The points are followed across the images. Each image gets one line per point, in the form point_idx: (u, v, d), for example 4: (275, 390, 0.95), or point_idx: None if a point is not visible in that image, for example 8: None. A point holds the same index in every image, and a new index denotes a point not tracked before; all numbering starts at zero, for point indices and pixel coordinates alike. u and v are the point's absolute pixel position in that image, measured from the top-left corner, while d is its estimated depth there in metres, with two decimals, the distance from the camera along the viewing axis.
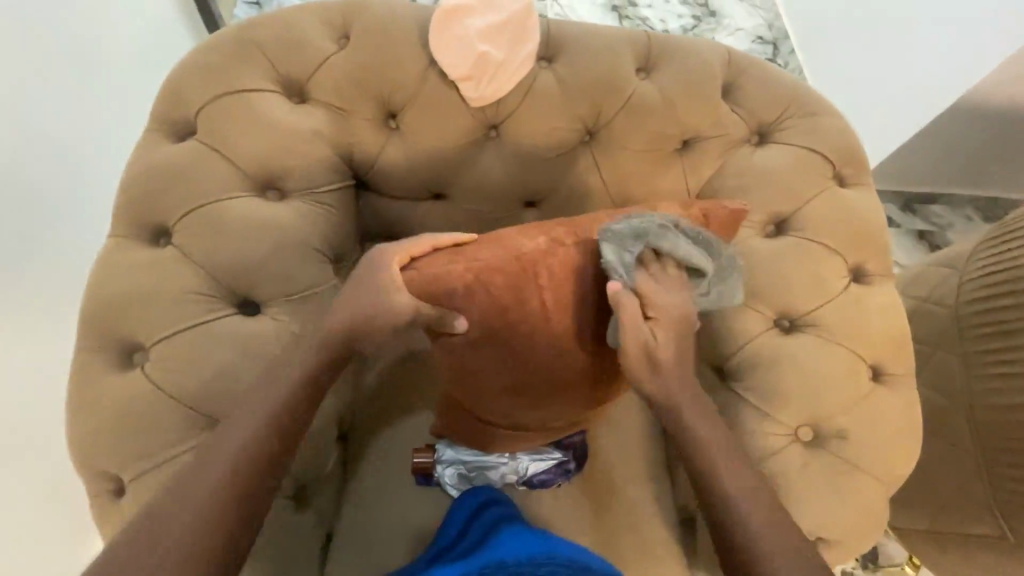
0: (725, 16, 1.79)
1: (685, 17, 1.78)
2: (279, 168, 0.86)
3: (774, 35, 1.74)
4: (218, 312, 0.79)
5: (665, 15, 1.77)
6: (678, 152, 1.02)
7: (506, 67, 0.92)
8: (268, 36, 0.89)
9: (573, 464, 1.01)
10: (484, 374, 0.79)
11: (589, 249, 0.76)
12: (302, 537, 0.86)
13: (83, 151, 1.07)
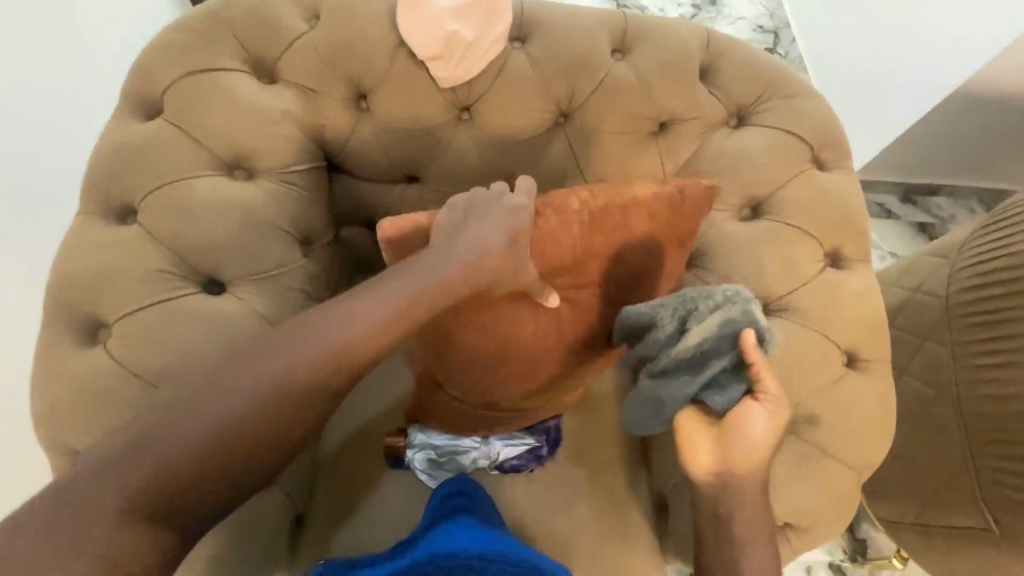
0: (725, 5, 1.85)
1: (687, 7, 1.84)
2: (246, 147, 0.86)
3: (774, 24, 1.82)
4: (183, 289, 0.79)
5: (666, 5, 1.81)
6: (654, 134, 1.00)
7: (476, 48, 0.90)
8: (237, 15, 0.88)
9: (545, 449, 1.01)
10: (455, 342, 0.81)
11: (570, 221, 0.78)
12: (268, 514, 0.87)
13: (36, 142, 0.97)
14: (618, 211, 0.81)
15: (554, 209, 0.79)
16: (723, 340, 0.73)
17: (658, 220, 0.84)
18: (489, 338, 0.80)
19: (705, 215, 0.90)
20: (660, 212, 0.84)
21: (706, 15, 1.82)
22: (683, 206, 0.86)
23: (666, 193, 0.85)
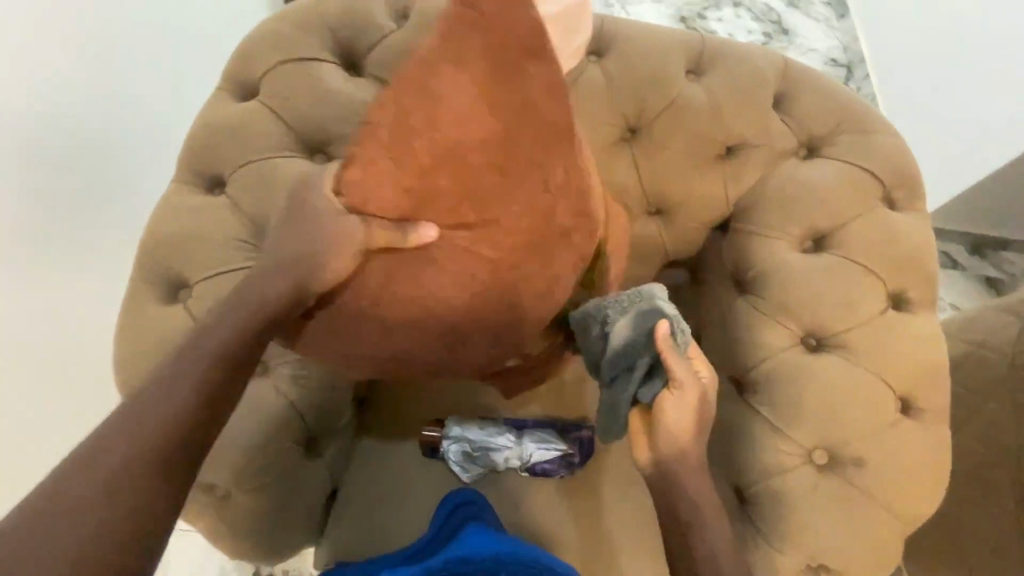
0: (797, 35, 1.80)
1: (757, 34, 1.81)
2: (326, 133, 0.90)
3: (848, 58, 1.76)
4: (235, 263, 0.83)
5: (735, 30, 1.78)
6: (720, 157, 1.00)
7: (554, 57, 0.91)
8: (333, 10, 0.94)
9: (577, 458, 1.02)
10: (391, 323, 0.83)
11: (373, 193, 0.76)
12: (308, 483, 0.91)
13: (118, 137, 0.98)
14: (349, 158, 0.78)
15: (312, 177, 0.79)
16: (641, 336, 0.75)
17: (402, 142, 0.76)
18: (424, 311, 0.82)
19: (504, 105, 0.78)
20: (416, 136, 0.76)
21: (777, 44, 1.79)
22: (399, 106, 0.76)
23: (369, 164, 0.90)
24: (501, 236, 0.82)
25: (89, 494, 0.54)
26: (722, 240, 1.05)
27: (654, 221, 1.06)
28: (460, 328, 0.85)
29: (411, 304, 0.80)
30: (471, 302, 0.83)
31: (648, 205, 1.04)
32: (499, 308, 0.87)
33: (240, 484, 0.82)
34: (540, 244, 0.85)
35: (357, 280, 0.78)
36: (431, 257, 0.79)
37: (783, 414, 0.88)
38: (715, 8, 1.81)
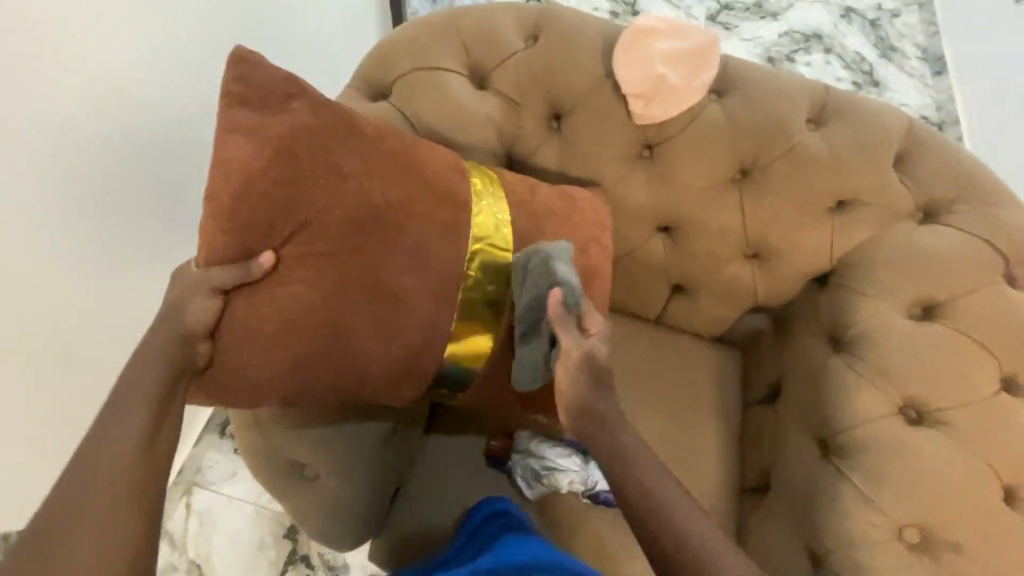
0: (888, 88, 1.86)
1: (846, 82, 1.87)
2: (451, 141, 0.94)
3: (941, 117, 1.82)
4: None
5: (823, 74, 1.87)
6: (830, 211, 0.99)
7: (679, 92, 0.93)
8: (468, 24, 0.97)
9: None
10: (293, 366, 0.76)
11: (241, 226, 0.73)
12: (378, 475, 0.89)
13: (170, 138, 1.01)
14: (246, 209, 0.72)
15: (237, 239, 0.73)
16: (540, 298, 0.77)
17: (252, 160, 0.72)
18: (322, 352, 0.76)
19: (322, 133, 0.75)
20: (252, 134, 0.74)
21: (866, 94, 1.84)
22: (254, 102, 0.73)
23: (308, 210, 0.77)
24: (339, 253, 0.75)
25: (148, 438, 0.65)
26: (820, 293, 1.03)
27: (750, 264, 1.07)
28: (354, 335, 0.77)
29: (263, 325, 0.74)
30: (334, 307, 0.75)
31: (745, 246, 1.04)
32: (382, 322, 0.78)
33: (330, 468, 0.85)
34: (374, 257, 0.76)
35: (250, 306, 0.74)
36: (276, 283, 0.74)
37: (875, 486, 0.85)
38: (806, 53, 1.90)
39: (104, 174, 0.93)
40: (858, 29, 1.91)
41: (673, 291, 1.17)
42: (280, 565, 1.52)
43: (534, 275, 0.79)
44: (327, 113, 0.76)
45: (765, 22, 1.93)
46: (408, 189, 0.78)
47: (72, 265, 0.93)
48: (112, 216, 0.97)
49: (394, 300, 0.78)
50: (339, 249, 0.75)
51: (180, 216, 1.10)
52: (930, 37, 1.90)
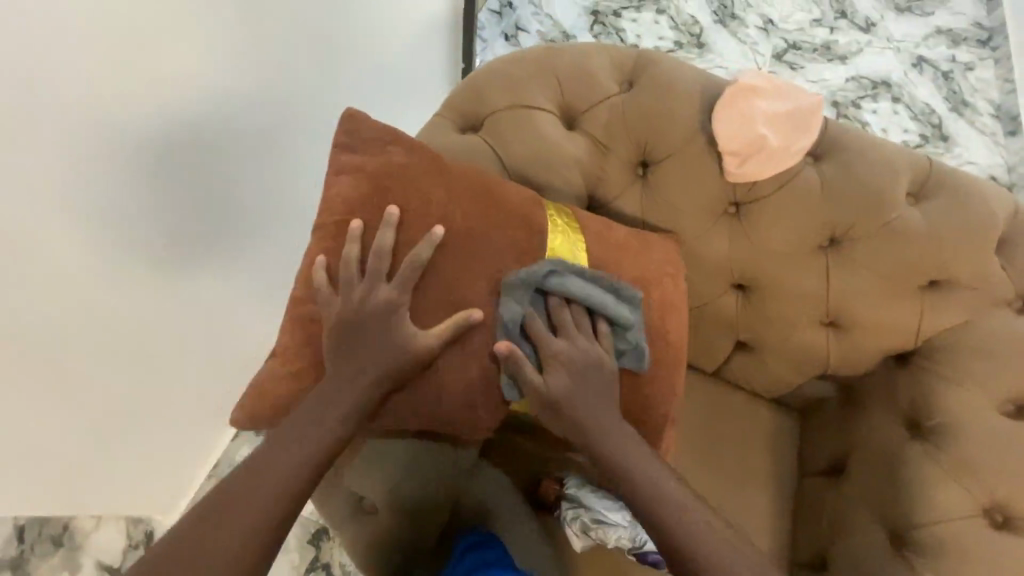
0: (956, 144, 1.81)
1: (912, 134, 1.82)
2: (535, 181, 0.93)
3: (1010, 179, 1.77)
4: None
5: (889, 125, 1.83)
6: (922, 290, 0.95)
7: (778, 154, 0.90)
8: (564, 63, 0.96)
9: None
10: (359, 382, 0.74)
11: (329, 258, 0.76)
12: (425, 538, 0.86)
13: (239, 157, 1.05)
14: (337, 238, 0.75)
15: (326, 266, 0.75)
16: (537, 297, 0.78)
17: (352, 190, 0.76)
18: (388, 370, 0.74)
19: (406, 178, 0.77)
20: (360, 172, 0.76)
21: (931, 148, 1.80)
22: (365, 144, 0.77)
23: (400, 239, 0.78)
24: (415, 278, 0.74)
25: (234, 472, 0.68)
26: (899, 371, 0.99)
27: (826, 332, 1.01)
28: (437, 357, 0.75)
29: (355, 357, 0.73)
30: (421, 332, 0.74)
31: (825, 314, 0.99)
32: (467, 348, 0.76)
33: (389, 495, 0.84)
34: (452, 279, 0.75)
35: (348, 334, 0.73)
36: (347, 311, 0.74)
37: None
38: (870, 100, 1.86)
39: (236, 194, 1.09)
40: (929, 80, 1.88)
41: (737, 347, 1.11)
42: (302, 570, 1.48)
43: (559, 272, 0.78)
44: (411, 152, 0.78)
45: (832, 65, 1.90)
46: (483, 215, 0.78)
47: (209, 267, 1.12)
48: (238, 228, 1.14)
49: (470, 318, 0.76)
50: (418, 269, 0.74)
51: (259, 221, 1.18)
52: (1006, 94, 1.84)
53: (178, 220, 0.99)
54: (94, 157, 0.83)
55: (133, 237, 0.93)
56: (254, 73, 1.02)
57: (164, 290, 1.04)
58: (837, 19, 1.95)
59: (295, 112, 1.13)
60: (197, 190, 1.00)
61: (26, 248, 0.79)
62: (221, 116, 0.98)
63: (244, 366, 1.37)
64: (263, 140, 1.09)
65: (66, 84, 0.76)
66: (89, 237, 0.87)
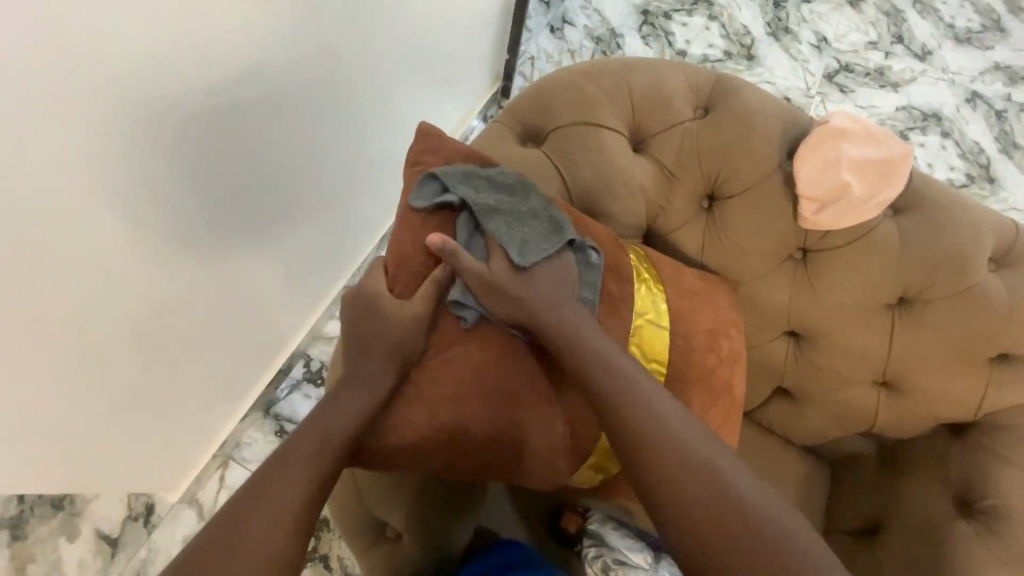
0: (1005, 189, 1.71)
1: (959, 173, 1.73)
2: (596, 203, 0.87)
3: None
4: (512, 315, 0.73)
5: (938, 162, 1.73)
6: (990, 362, 0.89)
7: (860, 205, 0.84)
8: (637, 80, 0.90)
9: None
10: (426, 379, 0.71)
11: (411, 267, 0.74)
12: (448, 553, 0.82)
13: (267, 142, 1.00)
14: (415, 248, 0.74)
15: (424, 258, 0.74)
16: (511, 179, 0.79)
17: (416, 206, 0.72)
18: (454, 371, 0.71)
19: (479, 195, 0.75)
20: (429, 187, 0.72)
21: (978, 191, 1.72)
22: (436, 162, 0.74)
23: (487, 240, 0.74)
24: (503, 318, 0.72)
25: (263, 477, 0.62)
26: (953, 444, 0.94)
27: (877, 390, 0.96)
28: (516, 399, 0.72)
29: (441, 386, 0.71)
30: (502, 372, 0.72)
31: (881, 374, 0.94)
32: (543, 394, 0.74)
33: (413, 531, 0.80)
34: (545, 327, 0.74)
35: (443, 357, 0.71)
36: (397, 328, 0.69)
37: None
38: (920, 133, 1.77)
39: (261, 182, 1.03)
40: (982, 118, 1.78)
41: (776, 393, 1.06)
42: None
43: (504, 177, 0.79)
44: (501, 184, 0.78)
45: (884, 91, 1.80)
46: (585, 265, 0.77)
47: (238, 255, 1.10)
48: (269, 213, 1.11)
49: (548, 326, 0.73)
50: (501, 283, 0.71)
51: (279, 206, 1.12)
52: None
53: (205, 210, 0.95)
54: (136, 142, 0.78)
55: (164, 225, 0.90)
56: (292, 54, 0.95)
57: (188, 282, 1.01)
58: (893, 44, 1.86)
59: (327, 97, 1.08)
60: (233, 174, 0.96)
61: (57, 231, 0.75)
62: (253, 100, 0.92)
63: (260, 352, 1.35)
64: (296, 126, 1.04)
65: (113, 69, 0.71)
66: (124, 222, 0.83)
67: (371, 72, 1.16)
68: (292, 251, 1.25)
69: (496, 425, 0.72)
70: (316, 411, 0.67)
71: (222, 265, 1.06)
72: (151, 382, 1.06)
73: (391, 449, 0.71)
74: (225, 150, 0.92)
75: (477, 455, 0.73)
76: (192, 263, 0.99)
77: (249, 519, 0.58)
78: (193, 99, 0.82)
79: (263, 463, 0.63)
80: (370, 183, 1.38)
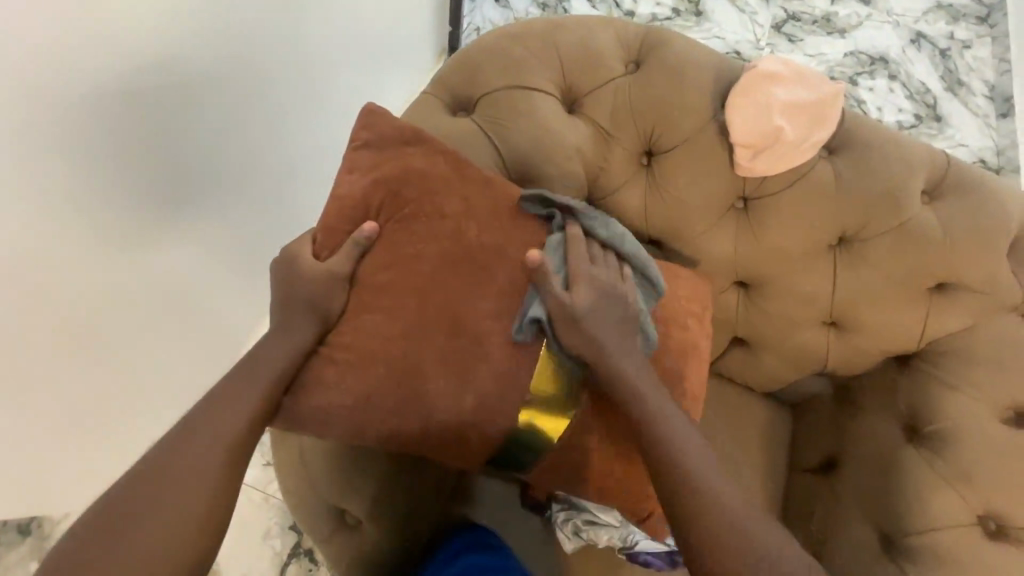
0: (950, 126, 1.75)
1: (907, 114, 1.76)
2: (533, 169, 0.85)
3: (999, 163, 1.72)
4: (435, 280, 0.67)
5: (885, 105, 1.75)
6: (929, 292, 0.92)
7: (793, 148, 0.84)
8: (568, 38, 0.88)
9: None
10: (338, 350, 0.66)
11: (332, 233, 0.69)
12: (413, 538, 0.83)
13: (216, 126, 0.94)
14: (332, 218, 0.69)
15: (344, 225, 0.69)
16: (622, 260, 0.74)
17: (343, 185, 0.70)
18: (365, 339, 0.66)
19: (398, 156, 0.70)
20: (356, 164, 0.70)
21: (925, 130, 1.75)
22: (359, 135, 0.71)
23: (400, 199, 0.69)
24: (406, 292, 0.67)
25: (184, 465, 0.58)
26: (901, 374, 0.97)
27: (828, 331, 0.98)
28: (418, 382, 0.66)
29: (347, 353, 0.66)
30: (407, 346, 0.66)
31: (827, 315, 0.96)
32: (461, 382, 0.67)
33: (374, 516, 0.79)
34: (452, 304, 0.67)
35: (350, 325, 0.67)
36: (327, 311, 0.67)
37: None
38: (868, 77, 1.78)
39: (209, 170, 0.97)
40: (927, 57, 1.80)
41: (733, 343, 1.06)
42: (283, 559, 1.38)
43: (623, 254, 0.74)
44: (430, 160, 0.71)
45: (831, 38, 1.81)
46: (505, 234, 0.70)
47: (193, 250, 1.03)
48: (229, 203, 1.06)
49: (467, 286, 0.68)
50: (419, 248, 0.67)
51: (234, 194, 1.06)
52: (1001, 75, 1.77)
53: (149, 201, 0.89)
54: (77, 129, 0.75)
55: (113, 222, 0.84)
56: (234, 33, 0.90)
57: (138, 286, 0.94)
58: None
59: (286, 85, 1.06)
60: (189, 161, 0.92)
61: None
62: (195, 82, 0.87)
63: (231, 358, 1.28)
64: (257, 114, 1.02)
65: (24, 50, 0.66)
66: (68, 222, 0.78)
67: (315, 58, 1.11)
68: (252, 240, 1.17)
69: (419, 401, 0.66)
70: (225, 379, 0.64)
71: (173, 261, 1.00)
72: (117, 397, 1.01)
73: (315, 429, 0.67)
74: (164, 135, 0.86)
75: (396, 434, 0.67)
76: (138, 264, 0.92)
77: (161, 494, 0.56)
78: (126, 84, 0.78)
79: (181, 418, 0.62)
80: (329, 175, 1.33)
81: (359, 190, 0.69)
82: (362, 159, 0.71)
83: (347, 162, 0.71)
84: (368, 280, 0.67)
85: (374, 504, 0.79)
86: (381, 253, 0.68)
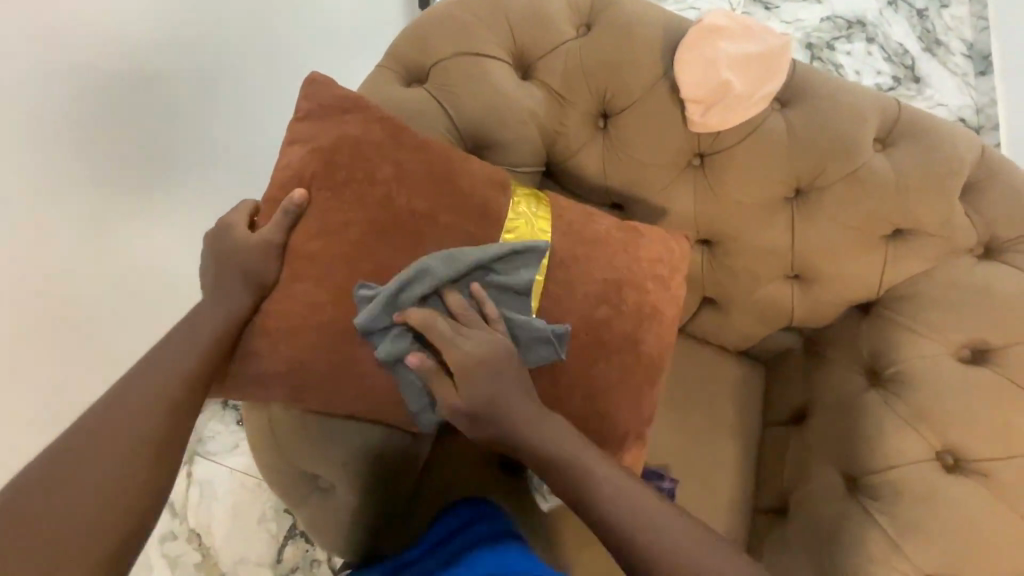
0: (929, 86, 1.73)
1: (886, 76, 1.73)
2: (489, 136, 0.87)
3: (978, 120, 1.71)
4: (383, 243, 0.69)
5: (864, 68, 1.73)
6: (886, 239, 0.93)
7: (743, 102, 0.85)
8: (517, 4, 0.88)
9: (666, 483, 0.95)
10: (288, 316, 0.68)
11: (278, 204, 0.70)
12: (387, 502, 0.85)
13: (182, 109, 0.94)
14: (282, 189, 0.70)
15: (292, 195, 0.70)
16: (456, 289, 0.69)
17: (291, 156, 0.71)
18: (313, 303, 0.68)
19: (343, 123, 0.71)
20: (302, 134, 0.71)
21: (903, 91, 1.73)
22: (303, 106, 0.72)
23: (335, 163, 0.69)
24: (347, 254, 0.68)
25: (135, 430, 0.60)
26: (863, 322, 0.99)
27: (791, 284, 1.00)
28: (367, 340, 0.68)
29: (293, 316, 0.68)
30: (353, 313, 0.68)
31: (790, 267, 0.97)
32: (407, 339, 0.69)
33: (345, 480, 0.83)
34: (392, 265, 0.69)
35: (296, 290, 0.68)
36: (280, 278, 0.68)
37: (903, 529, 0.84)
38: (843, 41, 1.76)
39: (183, 153, 0.96)
40: (904, 19, 1.77)
41: (703, 303, 1.07)
42: (279, 541, 1.40)
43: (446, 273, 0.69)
44: (364, 126, 0.71)
45: (807, 3, 1.77)
46: (436, 198, 0.71)
47: (183, 245, 1.02)
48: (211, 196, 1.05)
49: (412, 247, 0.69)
50: (365, 212, 0.69)
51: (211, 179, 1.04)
52: (979, 31, 1.76)
53: (125, 186, 0.88)
54: (45, 113, 0.76)
55: (92, 207, 0.84)
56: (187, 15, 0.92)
57: (126, 274, 0.92)
58: None
59: (265, 78, 1.09)
60: (160, 142, 0.92)
61: None
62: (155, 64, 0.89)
63: None
64: (227, 94, 1.02)
65: None
66: (43, 213, 0.78)
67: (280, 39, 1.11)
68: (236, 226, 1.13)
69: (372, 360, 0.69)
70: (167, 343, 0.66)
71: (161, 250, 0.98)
72: None
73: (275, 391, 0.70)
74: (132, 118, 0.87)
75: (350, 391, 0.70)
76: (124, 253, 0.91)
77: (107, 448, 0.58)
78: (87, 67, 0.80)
79: (121, 378, 0.63)
80: None
81: (306, 159, 0.70)
82: (305, 129, 0.71)
83: (289, 135, 0.72)
84: (310, 246, 0.68)
85: (345, 470, 0.82)
86: (320, 219, 0.69)
